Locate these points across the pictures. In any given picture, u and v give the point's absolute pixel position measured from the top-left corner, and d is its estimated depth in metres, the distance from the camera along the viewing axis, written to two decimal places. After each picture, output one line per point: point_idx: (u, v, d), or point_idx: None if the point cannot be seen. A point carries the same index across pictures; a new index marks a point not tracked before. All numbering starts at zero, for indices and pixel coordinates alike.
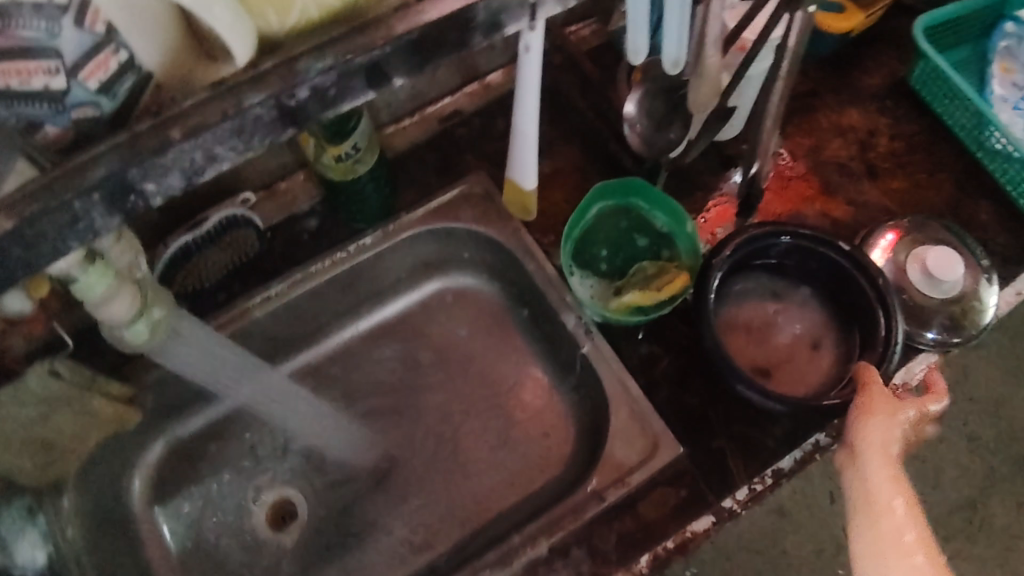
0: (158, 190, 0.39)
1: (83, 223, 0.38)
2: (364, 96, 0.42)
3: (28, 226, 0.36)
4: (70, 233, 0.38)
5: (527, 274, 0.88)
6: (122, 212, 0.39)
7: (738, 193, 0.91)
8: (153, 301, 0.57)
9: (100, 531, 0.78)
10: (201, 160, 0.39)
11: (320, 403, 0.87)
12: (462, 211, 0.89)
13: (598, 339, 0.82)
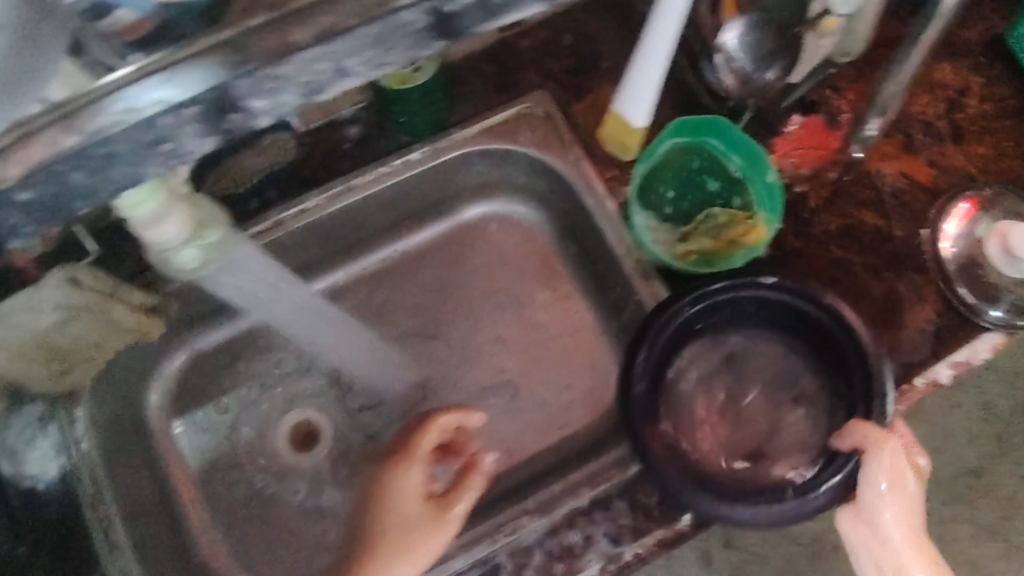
0: (268, 107, 0.37)
1: (169, 144, 0.36)
2: (530, 9, 0.38)
3: (95, 145, 0.34)
4: (150, 154, 0.36)
5: (585, 210, 0.81)
6: (215, 135, 0.37)
7: (810, 134, 0.82)
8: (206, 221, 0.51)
9: (122, 442, 0.75)
10: (328, 73, 0.37)
11: (356, 324, 0.81)
12: (521, 133, 0.81)
13: (657, 285, 0.77)
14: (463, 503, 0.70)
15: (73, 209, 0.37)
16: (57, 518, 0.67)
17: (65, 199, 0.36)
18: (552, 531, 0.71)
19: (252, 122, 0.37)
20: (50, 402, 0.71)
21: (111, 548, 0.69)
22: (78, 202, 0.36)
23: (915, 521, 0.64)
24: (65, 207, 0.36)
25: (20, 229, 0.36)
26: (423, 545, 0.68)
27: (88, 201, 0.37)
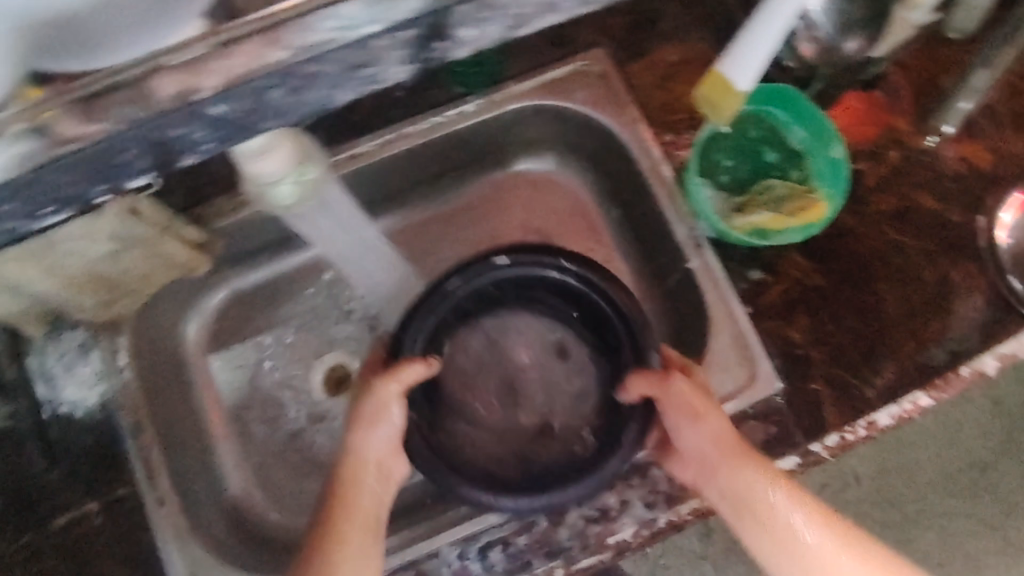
0: (474, 37, 0.35)
1: (372, 68, 0.35)
2: None
3: (305, 62, 0.33)
4: (352, 77, 0.35)
5: (638, 174, 0.79)
6: (417, 62, 0.35)
7: (879, 104, 0.79)
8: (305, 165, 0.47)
9: (158, 377, 0.75)
10: (543, 8, 0.34)
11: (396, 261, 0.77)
12: (575, 91, 0.78)
13: (709, 256, 0.75)
14: (401, 410, 0.62)
15: (259, 124, 0.35)
16: (92, 446, 0.68)
17: (255, 116, 0.34)
18: (588, 493, 0.69)
19: (450, 51, 0.35)
20: (92, 331, 0.71)
21: (148, 478, 0.69)
22: (266, 118, 0.35)
23: (750, 457, 0.62)
24: (254, 120, 0.35)
25: (199, 147, 0.35)
26: (367, 472, 0.61)
27: (278, 120, 0.35)
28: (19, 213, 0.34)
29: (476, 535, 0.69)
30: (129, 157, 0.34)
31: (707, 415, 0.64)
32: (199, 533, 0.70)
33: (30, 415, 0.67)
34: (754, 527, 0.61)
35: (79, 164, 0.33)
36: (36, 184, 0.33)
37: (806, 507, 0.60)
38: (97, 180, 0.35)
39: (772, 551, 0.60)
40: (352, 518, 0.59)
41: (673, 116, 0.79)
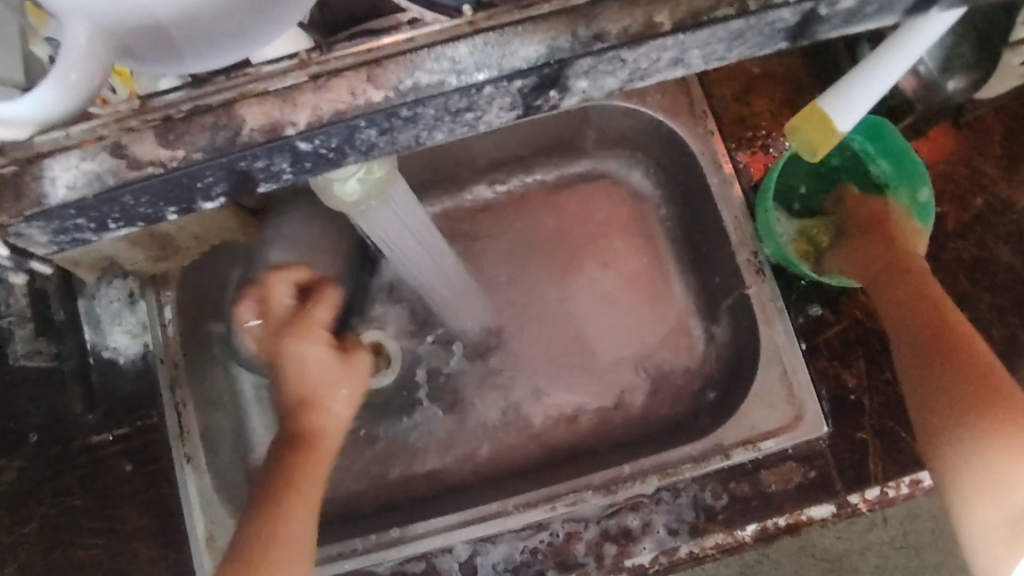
0: (588, 87, 0.36)
1: (472, 113, 0.36)
2: (883, 20, 0.36)
3: (411, 105, 0.34)
4: (449, 120, 0.35)
5: (705, 191, 0.75)
6: (524, 107, 0.36)
7: (965, 150, 0.75)
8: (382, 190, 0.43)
9: (198, 336, 0.74)
10: (665, 61, 0.35)
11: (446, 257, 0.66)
12: (651, 97, 0.75)
13: (768, 285, 0.72)
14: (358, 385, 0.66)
15: (340, 160, 0.36)
16: (131, 395, 0.70)
17: (340, 153, 0.36)
18: (612, 511, 0.68)
19: (558, 102, 0.36)
20: (142, 281, 0.72)
21: (180, 434, 0.70)
22: (350, 152, 0.36)
23: (934, 316, 0.61)
24: (338, 155, 0.36)
25: (277, 176, 0.36)
26: (327, 441, 0.63)
27: (361, 155, 0.36)
28: (91, 226, 0.36)
29: (491, 536, 0.67)
30: (201, 186, 0.35)
31: (891, 267, 0.66)
32: (222, 493, 0.71)
33: (75, 355, 0.70)
34: (926, 370, 0.58)
35: (156, 190, 0.35)
36: (108, 203, 0.34)
37: (969, 379, 0.56)
38: (162, 202, 0.36)
39: (928, 385, 0.58)
40: (315, 484, 0.60)
41: (750, 131, 0.73)
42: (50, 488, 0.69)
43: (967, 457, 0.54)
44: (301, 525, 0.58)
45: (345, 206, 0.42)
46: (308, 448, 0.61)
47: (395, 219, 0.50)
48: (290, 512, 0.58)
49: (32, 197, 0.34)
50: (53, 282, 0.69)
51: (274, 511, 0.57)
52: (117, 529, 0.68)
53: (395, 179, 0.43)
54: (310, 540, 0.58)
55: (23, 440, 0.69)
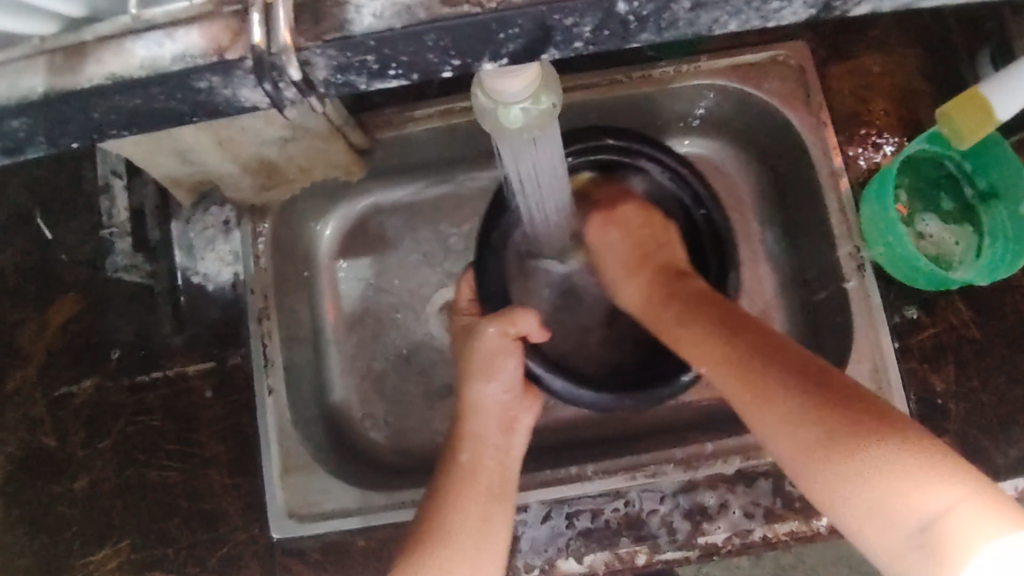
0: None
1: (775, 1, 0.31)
2: None
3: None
4: (751, 6, 0.31)
5: (812, 180, 0.73)
6: (818, 8, 0.31)
7: None
8: (539, 121, 0.43)
9: (285, 274, 0.73)
10: None
11: (560, 175, 0.61)
12: (767, 81, 0.72)
13: (870, 280, 0.69)
14: (517, 362, 0.68)
15: (632, 36, 0.32)
16: (219, 321, 0.70)
17: (637, 25, 0.31)
18: (689, 487, 0.67)
19: (846, 9, 0.31)
20: (239, 211, 0.71)
21: (265, 364, 0.69)
22: (646, 29, 0.32)
23: (699, 313, 0.61)
24: (636, 29, 0.32)
25: (577, 40, 0.32)
26: (487, 428, 0.65)
27: (654, 34, 0.32)
28: (371, 69, 0.33)
29: (569, 498, 0.68)
30: (502, 39, 0.32)
31: (674, 301, 0.63)
32: (300, 429, 0.69)
33: (167, 277, 0.71)
34: (732, 385, 0.55)
35: (459, 33, 0.31)
36: (411, 39, 0.32)
37: (759, 385, 0.53)
38: (451, 53, 0.32)
39: (717, 372, 0.57)
40: (476, 478, 0.61)
41: (864, 129, 0.71)
42: (130, 405, 0.70)
43: (785, 443, 0.51)
44: (457, 516, 0.58)
45: (504, 129, 0.43)
46: (458, 441, 0.64)
47: (543, 163, 0.55)
48: (444, 505, 0.59)
49: (332, 23, 0.31)
50: (150, 200, 0.71)
51: (426, 506, 0.59)
52: (195, 454, 0.68)
53: (555, 115, 0.43)
54: (469, 535, 0.57)
55: (105, 355, 0.70)
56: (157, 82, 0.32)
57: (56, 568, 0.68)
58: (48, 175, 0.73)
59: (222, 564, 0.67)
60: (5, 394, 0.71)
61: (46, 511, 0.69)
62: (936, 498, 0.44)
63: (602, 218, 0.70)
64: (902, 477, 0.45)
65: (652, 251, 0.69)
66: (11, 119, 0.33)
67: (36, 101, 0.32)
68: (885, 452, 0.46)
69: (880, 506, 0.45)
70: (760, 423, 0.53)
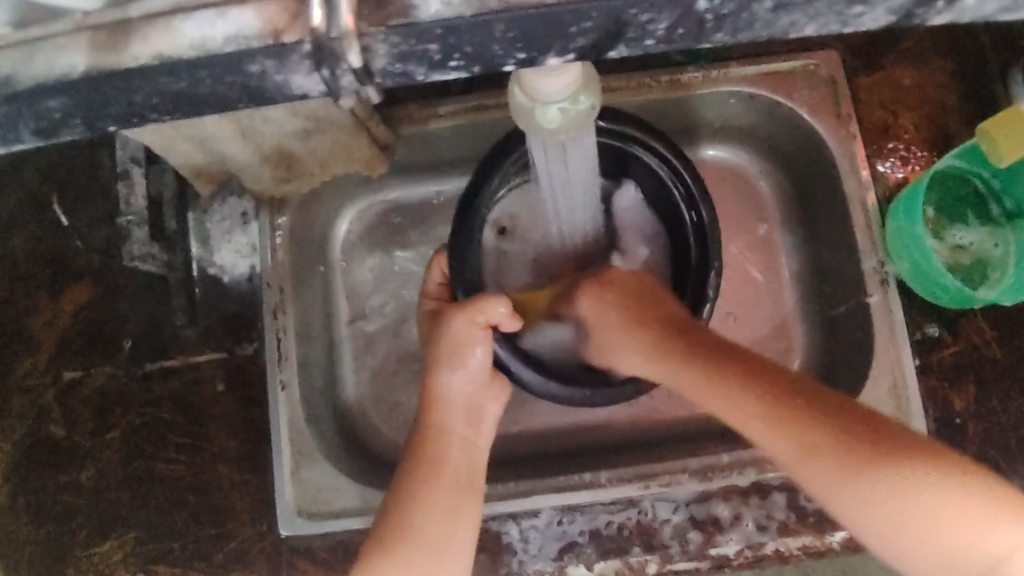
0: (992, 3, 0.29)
1: (859, 7, 0.29)
2: None
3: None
4: (834, 12, 0.29)
5: (836, 190, 0.71)
6: (897, 18, 0.30)
7: None
8: (575, 123, 0.43)
9: (300, 268, 0.72)
10: None
11: (593, 172, 0.60)
12: (797, 89, 0.71)
13: (894, 295, 0.67)
14: (485, 350, 0.63)
15: (708, 36, 0.30)
16: (234, 313, 0.70)
17: (714, 25, 0.30)
18: (704, 497, 0.66)
19: (927, 17, 0.30)
20: (256, 202, 0.70)
21: (278, 359, 0.67)
22: (722, 29, 0.30)
23: (717, 361, 0.55)
24: (712, 29, 0.30)
25: (650, 38, 0.31)
26: (454, 419, 0.62)
27: (729, 35, 0.31)
28: (432, 58, 0.31)
29: (580, 506, 0.66)
30: (574, 32, 0.30)
31: (688, 350, 0.56)
32: (312, 425, 0.68)
33: (183, 267, 0.70)
34: (776, 441, 0.50)
35: (531, 25, 0.30)
36: (478, 30, 0.30)
37: (774, 416, 0.50)
38: (518, 44, 0.31)
39: (757, 430, 0.51)
40: (443, 471, 0.59)
41: (891, 142, 0.70)
42: (140, 396, 0.69)
43: (843, 503, 0.46)
44: (422, 512, 0.57)
45: (541, 128, 0.42)
46: (424, 434, 0.62)
47: (576, 158, 0.54)
48: (410, 500, 0.57)
49: (397, 7, 0.30)
50: (168, 189, 0.70)
51: (391, 502, 0.58)
52: (203, 448, 0.68)
53: (593, 117, 0.43)
54: (435, 526, 0.57)
55: (117, 345, 0.70)
56: (206, 65, 0.31)
57: (60, 556, 0.67)
58: (68, 161, 0.73)
59: (227, 559, 0.66)
60: (16, 380, 0.70)
61: (53, 500, 0.68)
62: (1008, 541, 0.40)
63: (598, 285, 0.63)
64: (958, 523, 0.42)
65: (651, 300, 0.61)
66: (49, 97, 0.32)
67: (77, 79, 0.31)
68: (950, 500, 0.43)
69: (952, 555, 0.42)
70: (811, 479, 0.48)
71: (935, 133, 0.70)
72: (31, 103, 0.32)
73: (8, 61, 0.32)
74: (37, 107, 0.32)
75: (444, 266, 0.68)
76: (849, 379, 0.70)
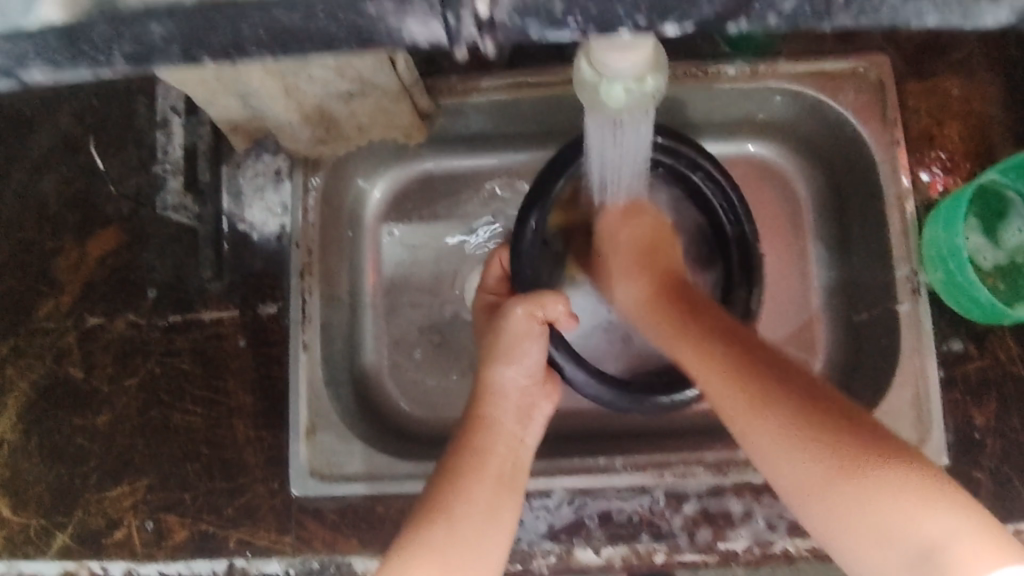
0: None
1: (984, 2, 0.29)
2: None
3: None
4: (957, 4, 0.29)
5: (874, 195, 0.71)
6: (1010, 17, 0.30)
7: None
8: (634, 102, 0.42)
9: (328, 232, 0.71)
10: None
11: (645, 153, 0.60)
12: (843, 90, 0.70)
13: (925, 305, 0.67)
14: (540, 347, 0.63)
15: (829, 18, 0.30)
16: (261, 271, 0.69)
17: (836, 8, 0.29)
18: (718, 491, 0.66)
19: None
20: (292, 160, 0.70)
21: (302, 321, 0.67)
22: (846, 10, 0.29)
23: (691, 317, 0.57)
24: (835, 13, 0.29)
25: (771, 17, 0.30)
26: (503, 414, 0.61)
27: (848, 21, 0.30)
28: (553, 16, 0.30)
29: (593, 490, 0.67)
30: (701, 2, 0.29)
31: (668, 311, 0.59)
32: (330, 388, 0.68)
33: (213, 221, 0.70)
34: (726, 391, 0.52)
35: None
36: None
37: (753, 384, 0.51)
38: (643, 9, 0.30)
39: (710, 375, 0.53)
40: (486, 466, 0.58)
41: (933, 150, 0.70)
42: (160, 345, 0.69)
43: (788, 463, 0.48)
44: (462, 504, 0.55)
45: (602, 105, 0.42)
46: (472, 426, 0.60)
47: (630, 135, 0.54)
48: (450, 490, 0.55)
49: None
50: (204, 140, 0.70)
51: (431, 490, 0.56)
52: (220, 403, 0.68)
53: (657, 99, 0.43)
54: (474, 517, 0.54)
55: (142, 294, 0.70)
56: (324, 2, 0.30)
57: (68, 498, 0.67)
58: (106, 105, 0.72)
59: (236, 516, 0.66)
60: (37, 321, 0.70)
61: (66, 443, 0.68)
62: (937, 525, 0.42)
63: (621, 213, 0.67)
64: (909, 499, 0.43)
65: (660, 253, 0.65)
66: (153, 23, 0.31)
67: (188, 5, 0.31)
68: (884, 472, 0.44)
69: (878, 525, 0.43)
70: (753, 434, 0.50)
71: (980, 143, 0.69)
72: (133, 28, 0.31)
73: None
74: (132, 32, 0.31)
75: (503, 261, 0.69)
76: (872, 386, 0.69)
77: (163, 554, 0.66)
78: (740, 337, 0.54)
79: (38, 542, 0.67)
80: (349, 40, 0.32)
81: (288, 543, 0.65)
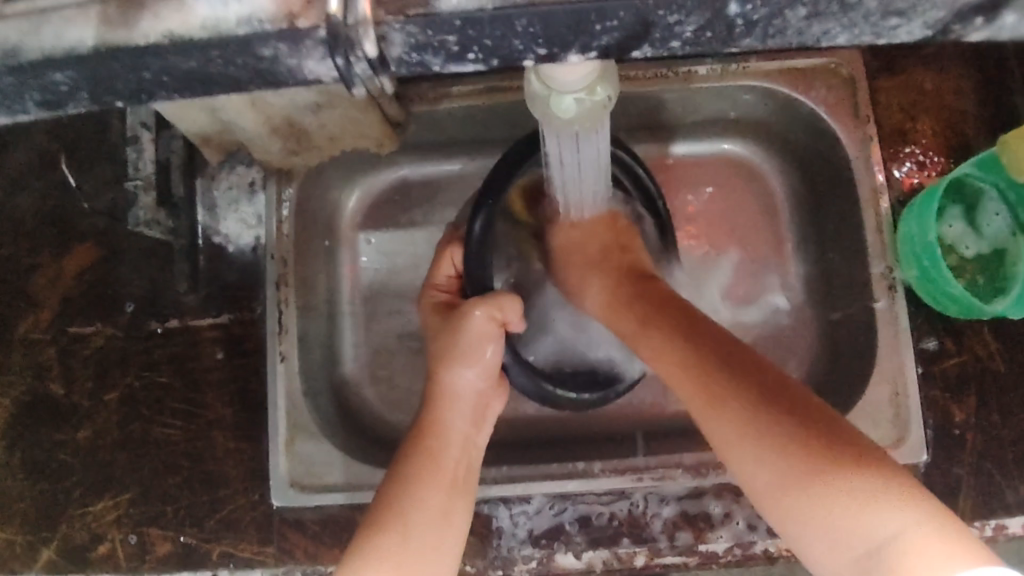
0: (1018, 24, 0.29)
1: (895, 19, 0.29)
2: None
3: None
4: (865, 23, 0.29)
5: (850, 192, 0.70)
6: (919, 34, 0.30)
7: None
8: (586, 114, 0.42)
9: (303, 242, 0.72)
10: None
11: (608, 157, 0.60)
12: (815, 88, 0.70)
13: (901, 302, 0.67)
14: (496, 348, 0.63)
15: (736, 40, 0.30)
16: (236, 283, 0.69)
17: (740, 32, 0.30)
18: (697, 493, 0.66)
19: (964, 33, 0.30)
20: (264, 171, 0.70)
21: (278, 332, 0.67)
22: (750, 35, 0.30)
23: (660, 327, 0.56)
24: (739, 35, 0.30)
25: (676, 40, 0.30)
26: (458, 416, 0.61)
27: (757, 41, 0.31)
28: (450, 50, 0.31)
29: (573, 494, 0.67)
30: (598, 30, 0.30)
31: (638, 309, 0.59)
32: (309, 398, 0.69)
33: (187, 235, 0.70)
34: (689, 390, 0.52)
35: (559, 21, 0.30)
36: (499, 24, 0.30)
37: (712, 387, 0.50)
38: (540, 40, 0.31)
39: (673, 376, 0.53)
40: (442, 469, 0.58)
41: (906, 146, 0.69)
42: (139, 359, 0.69)
43: (750, 468, 0.48)
44: (413, 507, 0.55)
45: (555, 116, 0.42)
46: (425, 427, 0.60)
47: (588, 145, 0.54)
48: (400, 492, 0.55)
49: None
50: (176, 154, 0.70)
51: (383, 491, 0.56)
52: (199, 415, 0.68)
53: (608, 110, 0.43)
54: (428, 522, 0.54)
55: (119, 308, 0.70)
56: (217, 46, 0.31)
57: (51, 513, 0.68)
58: (78, 122, 0.72)
59: (219, 528, 0.66)
60: (16, 337, 0.70)
61: (47, 459, 0.68)
62: (886, 520, 0.41)
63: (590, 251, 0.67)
64: (855, 498, 0.42)
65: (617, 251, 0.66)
66: (54, 71, 0.32)
67: (84, 54, 0.31)
68: (841, 472, 0.44)
69: (831, 524, 0.43)
70: (713, 427, 0.50)
71: (954, 137, 0.69)
72: (36, 76, 0.32)
73: (14, 32, 0.31)
74: (38, 79, 0.32)
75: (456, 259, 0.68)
76: (852, 383, 0.69)
77: (147, 568, 0.66)
78: (699, 333, 0.54)
79: (24, 558, 0.67)
80: (253, 78, 0.33)
81: (271, 553, 0.65)
